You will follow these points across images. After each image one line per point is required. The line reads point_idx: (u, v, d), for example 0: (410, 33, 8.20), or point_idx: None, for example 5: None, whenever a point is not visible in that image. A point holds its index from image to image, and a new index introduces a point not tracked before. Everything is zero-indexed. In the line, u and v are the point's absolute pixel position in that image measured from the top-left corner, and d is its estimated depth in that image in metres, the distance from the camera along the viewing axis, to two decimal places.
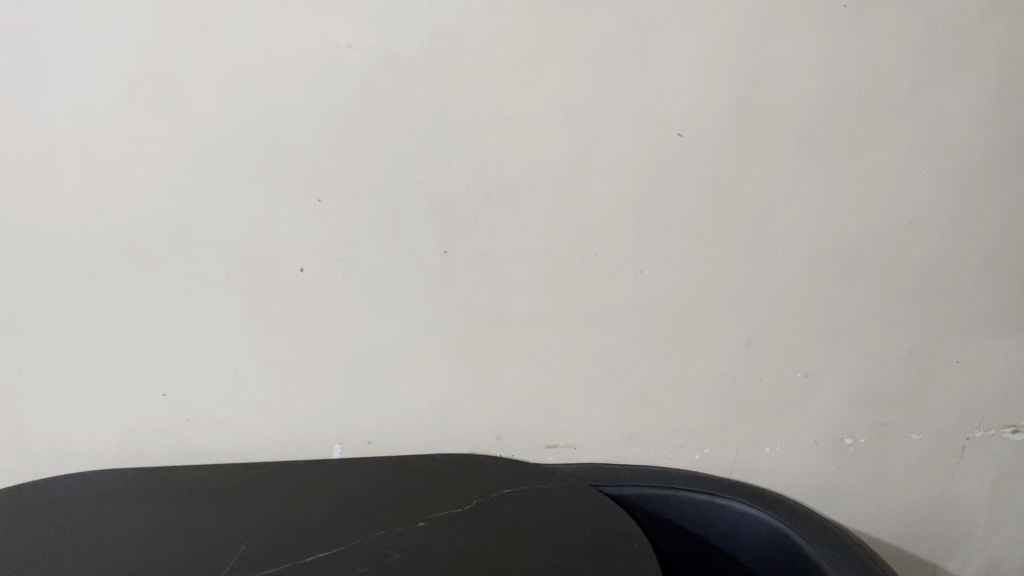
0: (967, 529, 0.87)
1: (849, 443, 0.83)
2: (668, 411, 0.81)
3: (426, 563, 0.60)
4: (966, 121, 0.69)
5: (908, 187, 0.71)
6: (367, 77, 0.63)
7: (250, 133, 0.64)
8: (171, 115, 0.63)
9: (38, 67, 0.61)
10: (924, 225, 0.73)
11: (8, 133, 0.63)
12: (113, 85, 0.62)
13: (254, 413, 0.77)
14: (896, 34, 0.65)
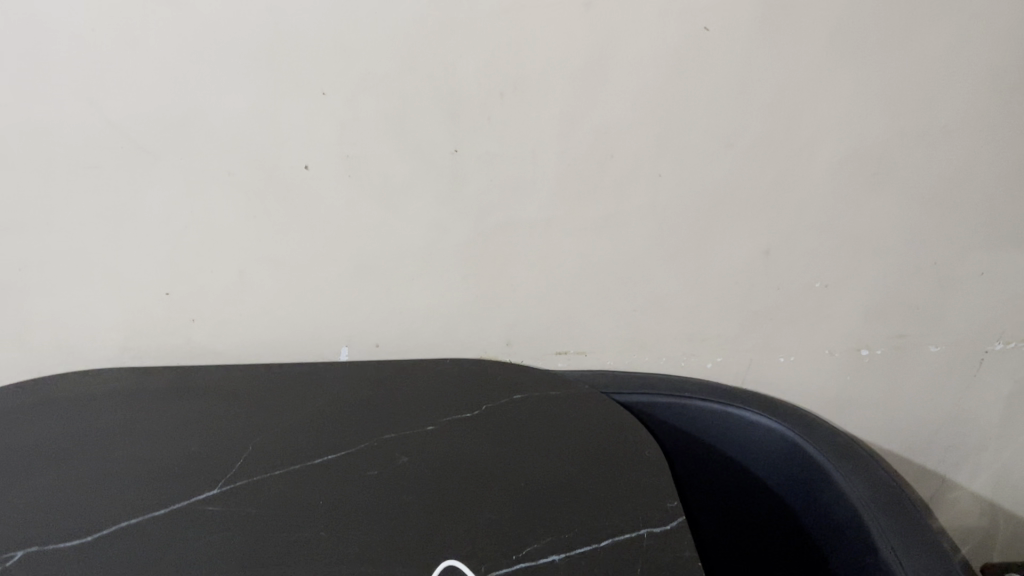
0: (978, 440, 0.87)
1: (865, 354, 0.82)
2: (681, 319, 0.79)
3: (436, 467, 0.60)
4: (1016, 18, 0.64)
5: (947, 89, 0.67)
6: None
7: (250, 19, 0.60)
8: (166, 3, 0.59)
9: None
10: (960, 129, 0.69)
11: None
12: None
13: (261, 314, 0.76)
14: None
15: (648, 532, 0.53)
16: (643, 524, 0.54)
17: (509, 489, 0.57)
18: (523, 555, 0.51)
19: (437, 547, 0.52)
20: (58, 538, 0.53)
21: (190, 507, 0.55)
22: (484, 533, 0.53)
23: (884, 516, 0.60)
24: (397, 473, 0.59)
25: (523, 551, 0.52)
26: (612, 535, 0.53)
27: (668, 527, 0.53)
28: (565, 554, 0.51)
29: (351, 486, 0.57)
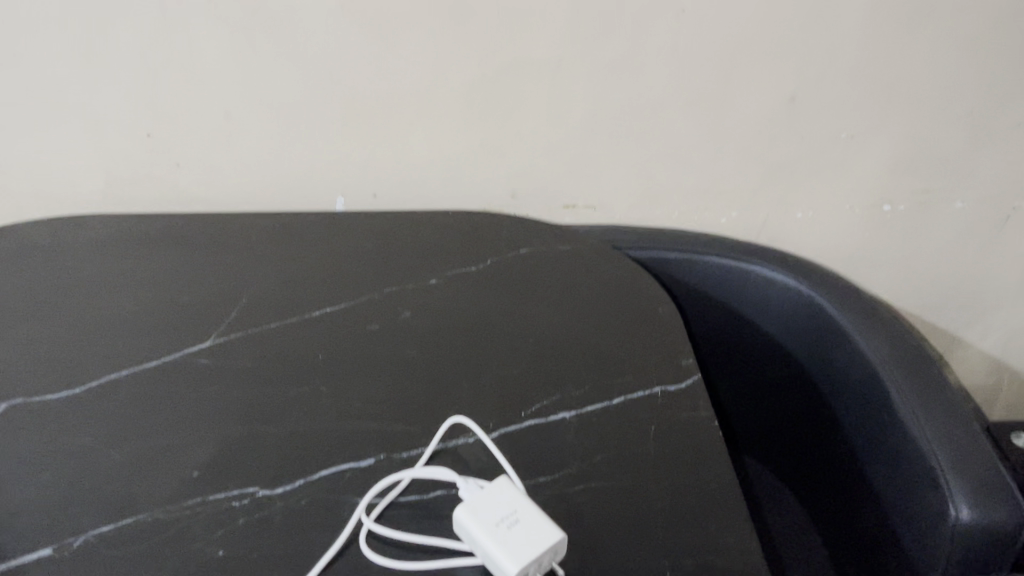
0: (993, 300, 0.85)
1: (887, 210, 0.78)
2: (697, 171, 0.75)
3: (439, 322, 0.57)
4: None
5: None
6: None
7: None
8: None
9: None
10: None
11: None
12: None
13: (249, 160, 0.71)
14: None
15: (661, 391, 0.51)
16: (656, 382, 0.52)
17: (516, 348, 0.55)
18: (532, 413, 0.49)
19: (442, 405, 0.50)
20: (46, 390, 0.50)
21: (184, 361, 0.53)
22: (491, 392, 0.51)
23: (905, 378, 0.58)
24: (400, 328, 0.56)
25: (533, 409, 0.50)
26: (625, 393, 0.51)
27: (683, 385, 0.51)
28: (576, 412, 0.49)
29: (352, 342, 0.55)
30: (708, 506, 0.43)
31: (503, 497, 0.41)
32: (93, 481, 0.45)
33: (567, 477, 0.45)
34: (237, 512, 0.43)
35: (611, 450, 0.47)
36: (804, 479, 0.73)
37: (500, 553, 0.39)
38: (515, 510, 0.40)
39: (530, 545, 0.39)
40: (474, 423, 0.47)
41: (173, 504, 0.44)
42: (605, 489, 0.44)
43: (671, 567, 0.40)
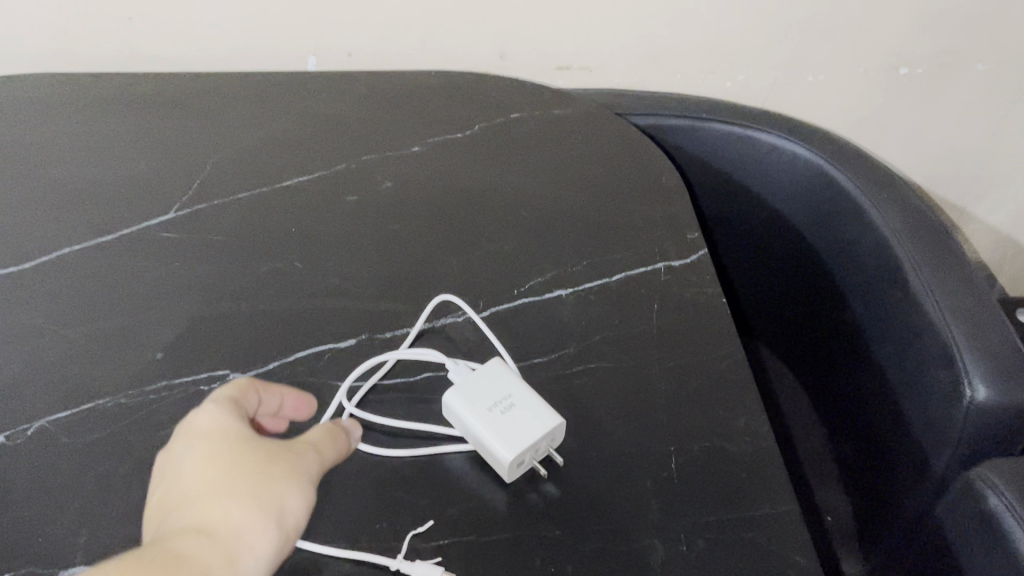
0: (1008, 171, 0.80)
1: (904, 72, 0.72)
2: (703, 29, 0.68)
3: (424, 191, 0.52)
4: None
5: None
6: None
7: None
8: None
9: None
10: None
11: None
12: None
13: (210, 12, 0.64)
14: None
15: (666, 266, 0.47)
16: (660, 256, 0.48)
17: (508, 220, 0.50)
18: (527, 292, 0.46)
19: (428, 282, 0.46)
20: None
21: (145, 234, 0.48)
22: (481, 269, 0.47)
23: (921, 255, 0.54)
24: (381, 198, 0.51)
25: (527, 287, 0.46)
26: (626, 269, 0.47)
27: (689, 260, 0.47)
28: (574, 290, 0.46)
29: (328, 214, 0.50)
30: (716, 389, 0.40)
31: (494, 378, 0.38)
32: (49, 364, 0.41)
33: (564, 359, 0.42)
34: (208, 397, 0.40)
35: (612, 329, 0.43)
36: (806, 362, 0.70)
37: (491, 437, 0.36)
38: (509, 393, 0.37)
39: (523, 428, 0.36)
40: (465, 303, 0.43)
41: (136, 389, 0.40)
42: (605, 372, 0.41)
43: (675, 454, 0.38)
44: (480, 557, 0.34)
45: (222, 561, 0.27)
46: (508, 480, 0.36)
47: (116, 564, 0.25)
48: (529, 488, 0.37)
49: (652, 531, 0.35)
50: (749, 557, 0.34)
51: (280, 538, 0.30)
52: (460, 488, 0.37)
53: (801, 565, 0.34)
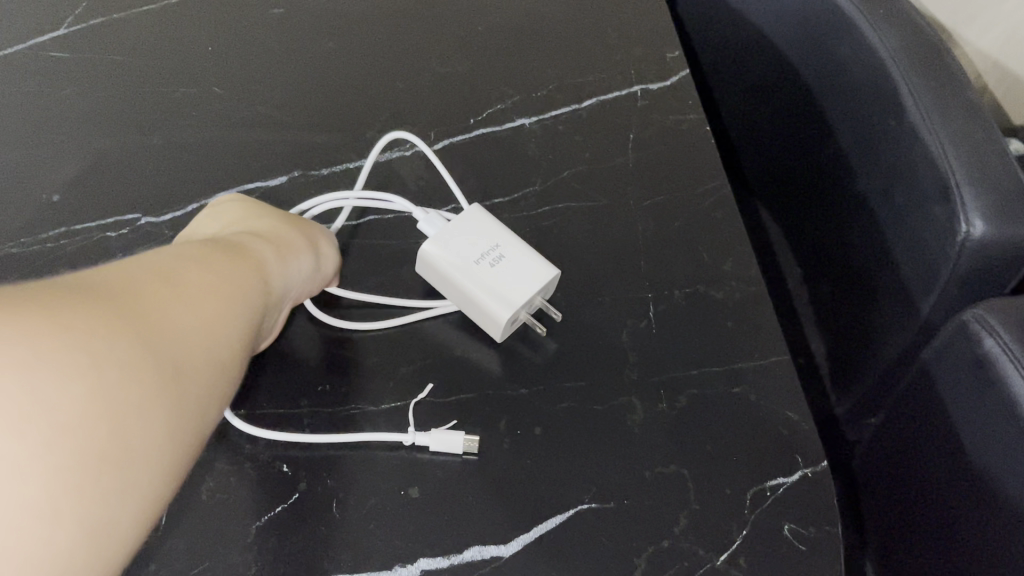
0: None
1: None
2: None
3: (361, 3, 0.45)
4: None
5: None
6: None
7: None
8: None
9: None
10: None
11: None
12: None
13: None
14: None
15: (642, 91, 0.41)
16: (636, 79, 0.42)
17: (462, 38, 0.43)
18: (485, 121, 0.40)
19: (371, 112, 0.40)
20: None
21: (31, 55, 0.41)
22: (432, 94, 0.41)
23: (917, 75, 0.49)
24: (312, 12, 0.44)
25: (486, 115, 0.40)
26: (598, 94, 0.41)
27: (669, 84, 0.41)
28: (538, 118, 0.40)
29: (250, 31, 0.43)
30: (700, 229, 0.36)
31: (476, 225, 0.32)
32: None
33: (529, 198, 0.37)
34: (116, 245, 0.35)
35: (582, 163, 0.38)
36: (783, 197, 0.65)
37: (487, 298, 0.31)
38: (495, 244, 0.32)
39: (523, 283, 0.31)
40: (413, 134, 0.37)
41: (30, 237, 0.35)
42: (574, 212, 0.36)
43: (655, 301, 0.34)
44: (436, 420, 0.30)
45: (277, 253, 0.29)
46: (500, 340, 0.32)
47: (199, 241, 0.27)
48: (489, 344, 0.32)
49: (629, 388, 0.31)
50: (734, 413, 0.31)
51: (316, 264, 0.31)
52: (413, 344, 0.32)
53: (793, 422, 0.30)
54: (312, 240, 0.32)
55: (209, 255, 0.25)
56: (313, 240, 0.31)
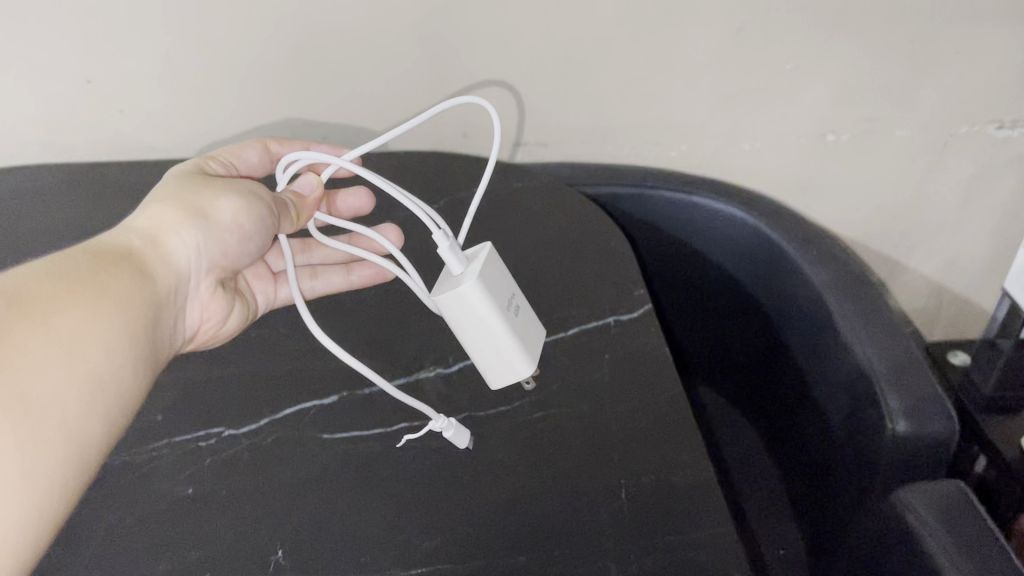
0: (934, 225, 0.87)
1: (831, 139, 0.78)
2: (643, 107, 0.74)
3: (392, 262, 0.59)
4: None
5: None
6: None
7: None
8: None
9: None
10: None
11: None
12: None
13: (191, 103, 0.69)
14: None
15: (615, 321, 0.52)
16: (611, 311, 0.53)
17: None
18: None
19: (401, 342, 0.52)
20: None
21: None
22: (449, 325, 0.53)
23: (846, 301, 0.60)
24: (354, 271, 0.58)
25: None
26: (580, 324, 0.52)
27: (635, 315, 0.53)
28: None
29: None
30: (661, 425, 0.45)
31: (496, 272, 0.44)
32: None
33: (526, 406, 0.47)
34: (204, 452, 0.45)
35: (568, 377, 0.48)
36: (765, 396, 0.77)
37: (516, 343, 0.44)
38: (513, 295, 0.45)
39: (530, 339, 0.46)
40: (485, 104, 0.46)
41: (140, 447, 0.46)
42: (561, 414, 0.46)
43: (625, 485, 0.42)
44: None
45: (221, 192, 0.46)
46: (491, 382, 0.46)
47: (157, 212, 0.45)
48: (495, 523, 0.41)
49: (606, 555, 0.39)
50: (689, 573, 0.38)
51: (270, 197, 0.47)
52: (433, 517, 0.41)
53: None
54: (255, 188, 0.47)
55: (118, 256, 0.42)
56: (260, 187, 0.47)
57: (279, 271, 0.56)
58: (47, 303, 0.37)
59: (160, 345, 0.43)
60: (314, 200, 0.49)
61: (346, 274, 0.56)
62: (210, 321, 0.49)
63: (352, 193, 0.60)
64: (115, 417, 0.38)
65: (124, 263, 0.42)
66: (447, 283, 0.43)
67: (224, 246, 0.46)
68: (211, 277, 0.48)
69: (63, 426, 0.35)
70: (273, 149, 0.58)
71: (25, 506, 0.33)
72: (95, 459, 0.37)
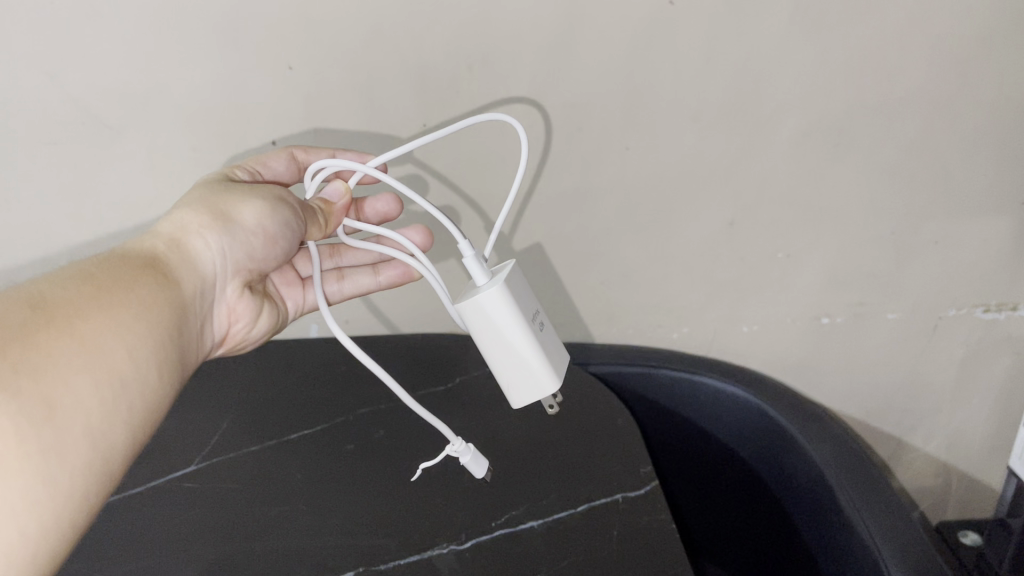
0: (933, 403, 0.90)
1: (826, 321, 0.82)
2: (647, 291, 0.79)
3: (409, 438, 0.61)
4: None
5: (920, 54, 0.64)
6: None
7: None
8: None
9: None
10: (928, 95, 0.66)
11: None
12: None
13: None
14: None
15: (623, 496, 0.54)
16: (618, 488, 0.55)
17: (484, 457, 0.59)
18: (502, 523, 0.53)
19: (417, 517, 0.54)
20: None
21: (169, 488, 0.58)
22: (463, 500, 0.55)
23: (847, 476, 0.63)
24: (372, 449, 0.60)
25: (504, 517, 0.53)
26: (589, 500, 0.54)
27: (642, 492, 0.55)
28: (544, 520, 0.53)
29: (331, 464, 0.59)
30: None
31: (516, 281, 0.49)
32: None
33: None
34: None
35: (578, 553, 0.50)
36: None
37: (532, 350, 0.48)
38: (537, 311, 0.50)
39: (549, 351, 0.49)
40: (516, 125, 0.49)
41: None
42: None
43: None
44: None
45: (249, 196, 0.52)
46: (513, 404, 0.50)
47: (189, 216, 0.51)
48: None
49: None
50: None
51: (293, 204, 0.52)
52: None
53: None
54: (279, 195, 0.53)
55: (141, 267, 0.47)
56: (284, 193, 0.53)
57: (306, 275, 0.67)
58: (69, 309, 0.41)
59: (184, 341, 0.48)
60: (341, 206, 0.54)
61: (373, 274, 0.66)
62: (237, 319, 0.57)
63: (379, 198, 0.64)
64: (136, 422, 0.41)
65: (150, 267, 0.48)
66: (473, 292, 0.49)
67: (248, 248, 0.53)
68: (235, 280, 0.54)
69: (85, 430, 0.38)
70: (301, 158, 0.59)
71: (47, 511, 0.35)
72: (116, 463, 0.40)
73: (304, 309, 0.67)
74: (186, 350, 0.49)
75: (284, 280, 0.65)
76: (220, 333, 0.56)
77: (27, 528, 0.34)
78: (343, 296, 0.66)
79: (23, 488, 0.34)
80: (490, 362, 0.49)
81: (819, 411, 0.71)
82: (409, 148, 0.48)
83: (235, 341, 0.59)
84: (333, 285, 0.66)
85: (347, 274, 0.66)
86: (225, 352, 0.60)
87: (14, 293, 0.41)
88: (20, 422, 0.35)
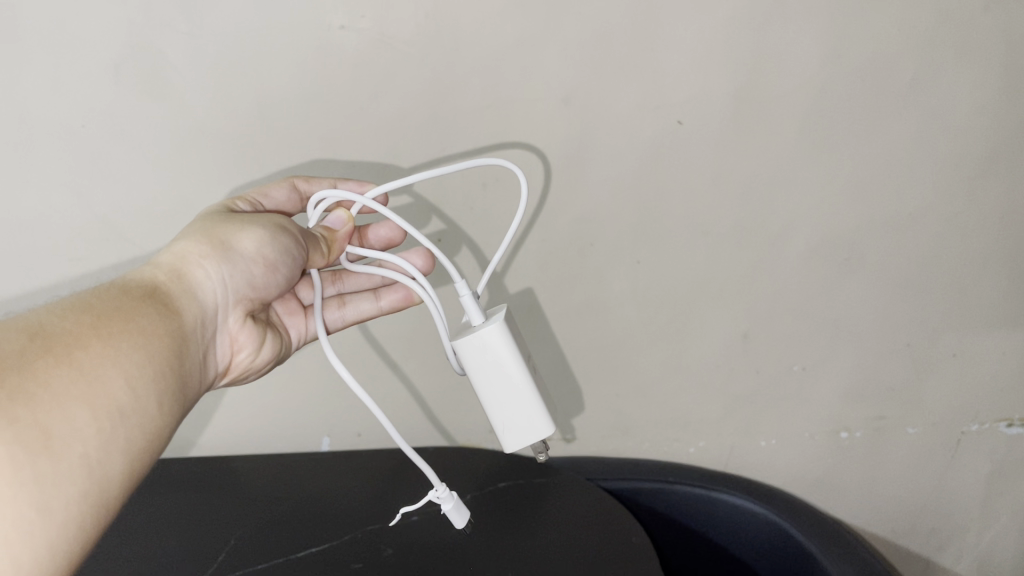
0: (960, 523, 0.87)
1: (845, 436, 0.81)
2: (662, 405, 0.78)
3: (417, 557, 0.59)
4: (985, 117, 0.62)
5: (926, 172, 0.65)
6: (361, 72, 0.54)
7: (226, 111, 0.55)
8: (132, 86, 0.53)
9: (17, 60, 0.51)
10: (936, 212, 0.67)
11: (10, 128, 0.54)
12: (81, 69, 0.52)
13: (242, 405, 0.74)
14: (920, 29, 0.57)
15: None
16: None
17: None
18: None
19: None
20: None
21: None
22: None
23: None
24: (381, 568, 0.59)
25: None
26: None
27: None
28: None
29: None
30: None
31: (513, 319, 0.49)
32: None
33: None
34: None
35: None
36: None
37: (527, 386, 0.48)
38: (529, 355, 0.50)
39: (541, 391, 0.50)
40: (515, 166, 0.51)
41: None
42: None
43: None
44: None
45: (246, 222, 0.51)
46: (507, 448, 0.50)
47: (186, 245, 0.49)
48: None
49: None
50: None
51: (291, 231, 0.51)
52: None
53: None
54: (278, 222, 0.51)
55: (144, 293, 0.45)
56: (282, 220, 0.51)
57: (308, 302, 0.64)
58: (67, 336, 0.39)
59: (186, 372, 0.46)
60: (345, 233, 0.52)
61: (375, 299, 0.62)
62: (242, 349, 0.54)
63: (382, 224, 0.61)
64: (137, 452, 0.39)
65: (151, 297, 0.45)
66: (469, 331, 0.49)
67: (248, 276, 0.50)
68: (238, 311, 0.52)
69: (84, 460, 0.36)
70: (302, 187, 0.55)
71: (42, 544, 0.34)
72: (117, 493, 0.38)
73: (306, 340, 0.63)
74: (188, 382, 0.46)
75: (285, 309, 0.62)
76: (224, 365, 0.53)
77: (20, 559, 0.33)
78: (344, 325, 0.62)
79: (15, 518, 0.33)
80: (482, 399, 0.49)
81: (843, 531, 0.69)
82: (411, 180, 0.49)
83: (239, 373, 0.55)
84: (334, 312, 0.62)
85: (349, 299, 0.62)
86: (228, 384, 0.56)
87: (12, 323, 0.39)
88: (16, 452, 0.33)
